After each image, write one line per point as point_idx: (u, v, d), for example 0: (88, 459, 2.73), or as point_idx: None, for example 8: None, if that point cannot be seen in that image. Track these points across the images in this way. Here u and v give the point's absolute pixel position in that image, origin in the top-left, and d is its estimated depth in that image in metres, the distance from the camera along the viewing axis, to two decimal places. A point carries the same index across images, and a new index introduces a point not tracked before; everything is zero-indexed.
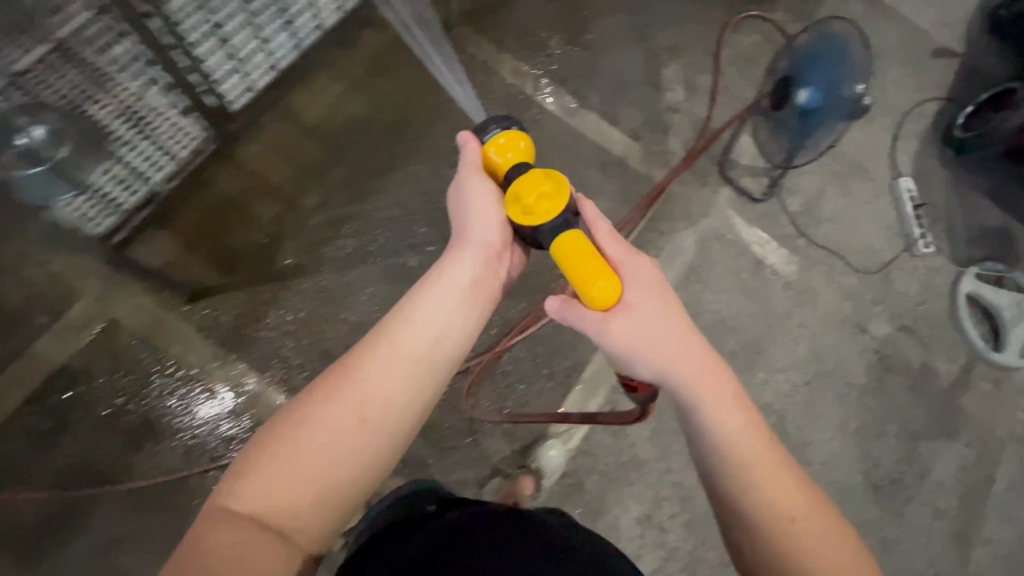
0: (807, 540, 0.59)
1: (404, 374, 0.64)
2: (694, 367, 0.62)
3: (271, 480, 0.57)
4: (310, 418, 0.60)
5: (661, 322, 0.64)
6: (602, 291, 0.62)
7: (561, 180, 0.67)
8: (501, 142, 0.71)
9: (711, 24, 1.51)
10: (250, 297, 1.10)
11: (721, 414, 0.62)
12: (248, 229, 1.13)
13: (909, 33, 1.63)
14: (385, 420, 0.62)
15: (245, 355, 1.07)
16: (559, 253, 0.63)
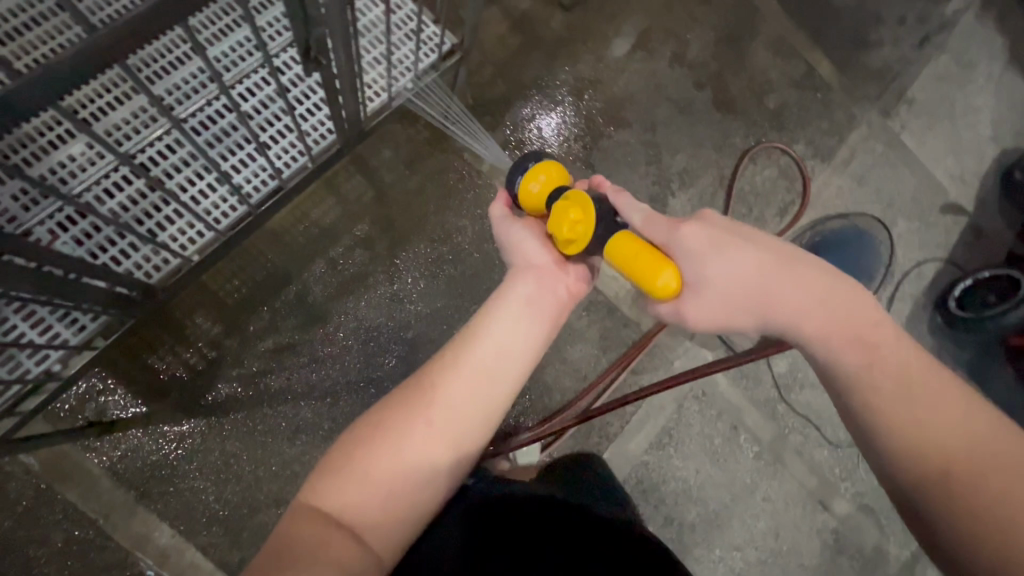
0: (969, 488, 0.55)
1: (470, 392, 0.66)
2: (787, 313, 0.65)
3: (357, 482, 0.61)
4: (382, 427, 0.64)
5: (746, 285, 0.67)
6: (665, 281, 0.66)
7: (585, 200, 0.70)
8: (537, 175, 0.75)
9: (729, 150, 1.40)
10: (176, 434, 0.96)
11: (822, 346, 0.64)
12: (181, 351, 0.98)
13: (923, 182, 1.57)
14: (457, 426, 0.66)
15: (161, 505, 0.94)
16: (612, 255, 0.68)
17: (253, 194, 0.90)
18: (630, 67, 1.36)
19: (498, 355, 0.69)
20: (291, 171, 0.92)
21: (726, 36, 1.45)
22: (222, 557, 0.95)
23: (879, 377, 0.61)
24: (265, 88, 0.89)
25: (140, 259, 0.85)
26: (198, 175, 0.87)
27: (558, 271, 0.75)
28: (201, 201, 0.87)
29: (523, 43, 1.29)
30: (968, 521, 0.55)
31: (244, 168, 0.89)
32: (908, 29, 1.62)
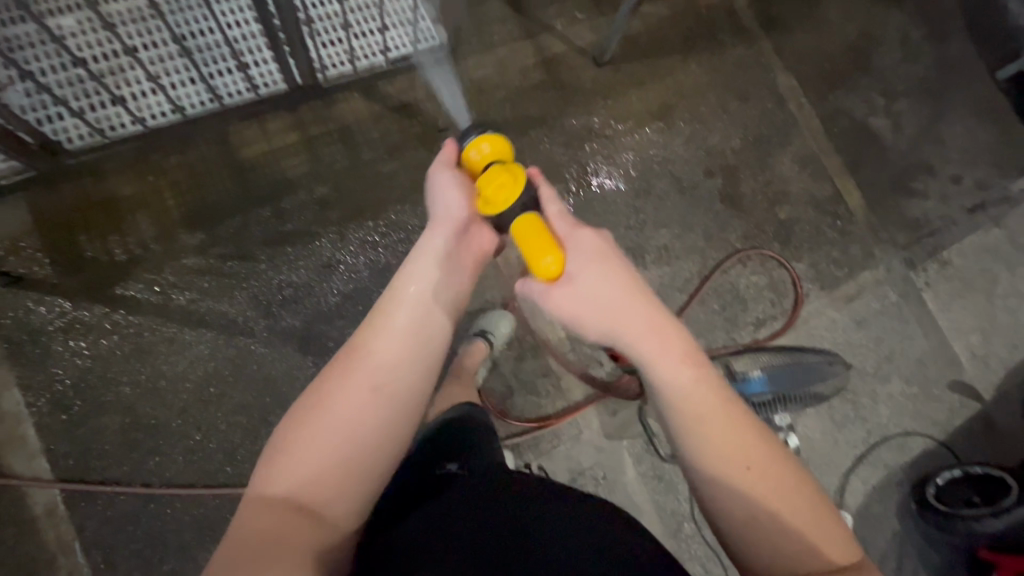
0: (760, 485, 0.62)
1: (401, 344, 0.69)
2: (637, 328, 0.68)
3: (303, 454, 0.62)
4: (321, 394, 0.65)
5: (608, 290, 0.69)
6: (549, 263, 0.67)
7: (519, 172, 0.71)
8: (478, 145, 0.73)
9: (721, 244, 1.34)
10: (70, 310, 1.00)
11: (668, 374, 0.67)
12: (108, 239, 1.03)
13: (938, 350, 1.41)
14: (396, 388, 0.67)
15: (23, 370, 0.97)
16: (517, 233, 0.69)
17: (191, 108, 1.05)
18: (643, 134, 1.36)
19: (432, 310, 0.72)
20: (234, 100, 1.07)
21: (754, 136, 1.43)
22: (55, 441, 0.95)
23: (697, 392, 0.66)
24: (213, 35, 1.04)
25: (62, 128, 0.99)
26: (134, 80, 1.02)
27: (474, 227, 0.76)
28: (136, 101, 1.03)
29: (544, 80, 1.33)
30: (761, 520, 0.62)
31: (182, 87, 1.04)
32: (961, 189, 1.52)
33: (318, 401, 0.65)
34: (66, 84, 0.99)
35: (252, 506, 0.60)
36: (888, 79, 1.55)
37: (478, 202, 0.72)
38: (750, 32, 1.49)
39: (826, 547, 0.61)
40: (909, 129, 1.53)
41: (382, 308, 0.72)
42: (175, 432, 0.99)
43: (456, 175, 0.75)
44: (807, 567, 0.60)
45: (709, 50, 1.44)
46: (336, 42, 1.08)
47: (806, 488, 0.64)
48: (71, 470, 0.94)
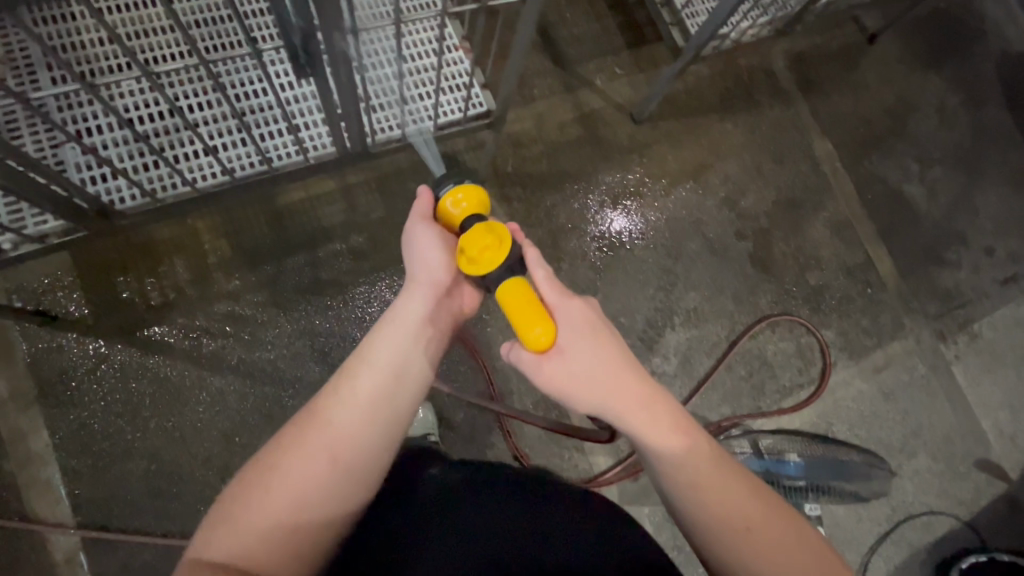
0: (762, 546, 0.62)
1: (364, 408, 0.63)
2: (628, 405, 0.66)
3: (249, 524, 0.57)
4: (272, 458, 0.60)
5: (598, 357, 0.67)
6: (539, 335, 0.64)
7: (501, 232, 0.68)
8: (455, 198, 0.73)
9: (750, 307, 1.33)
10: (102, 352, 1.00)
11: (660, 445, 0.66)
12: (145, 281, 1.03)
13: (966, 426, 1.38)
14: (359, 459, 0.61)
15: (52, 410, 0.97)
16: (504, 299, 0.65)
17: (240, 170, 0.99)
18: (676, 193, 1.36)
19: (405, 372, 0.66)
20: (284, 162, 1.00)
21: (787, 199, 1.42)
22: (80, 486, 0.95)
23: (691, 461, 0.66)
24: (265, 96, 0.98)
25: (109, 188, 0.93)
26: (185, 140, 0.96)
27: (456, 290, 0.74)
28: (185, 161, 0.97)
29: (580, 136, 1.33)
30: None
31: (233, 147, 0.98)
32: (994, 261, 1.50)
33: (268, 466, 0.60)
34: (113, 144, 0.93)
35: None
36: (924, 146, 1.54)
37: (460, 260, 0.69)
38: (787, 94, 1.49)
39: None
40: (944, 198, 1.52)
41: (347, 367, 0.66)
42: (198, 481, 0.99)
43: (440, 233, 0.73)
44: None
45: (746, 112, 1.44)
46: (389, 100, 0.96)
47: (805, 547, 0.64)
48: (96, 515, 0.94)
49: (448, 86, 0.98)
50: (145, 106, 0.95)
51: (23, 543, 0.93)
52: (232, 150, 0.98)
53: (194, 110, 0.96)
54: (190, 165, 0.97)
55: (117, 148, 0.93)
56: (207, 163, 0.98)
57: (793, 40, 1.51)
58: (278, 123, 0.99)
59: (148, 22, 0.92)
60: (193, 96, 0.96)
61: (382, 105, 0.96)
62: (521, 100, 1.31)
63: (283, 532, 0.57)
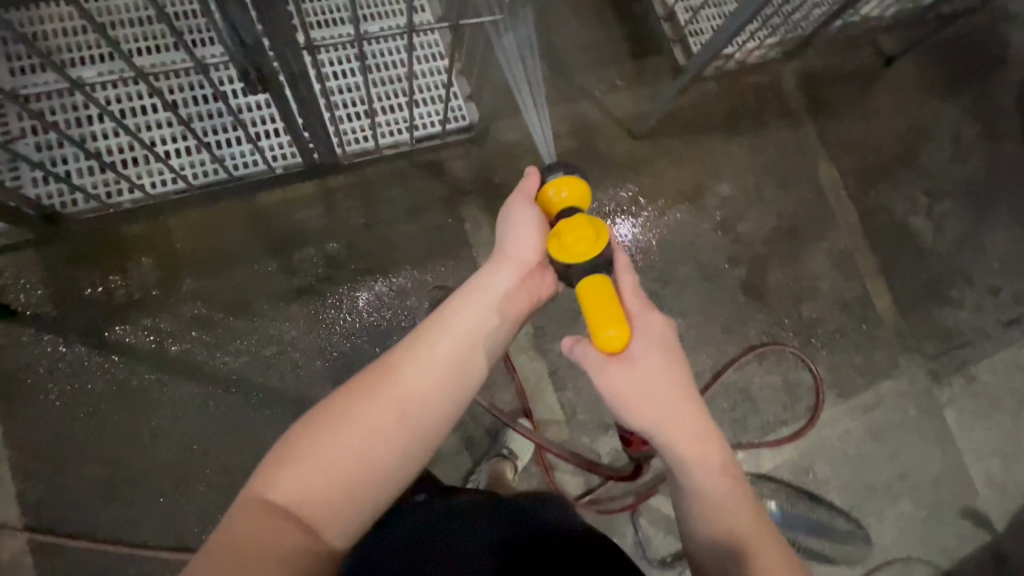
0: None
1: (440, 369, 0.61)
2: (685, 429, 0.62)
3: (316, 456, 0.54)
4: (345, 404, 0.57)
5: (666, 376, 0.63)
6: (613, 336, 0.60)
7: (602, 230, 0.65)
8: (556, 186, 0.67)
9: (738, 338, 1.29)
10: (59, 351, 0.97)
11: (707, 478, 0.61)
12: (110, 279, 1.00)
13: (954, 473, 1.34)
14: (427, 419, 0.59)
15: (6, 408, 0.94)
16: (584, 296, 0.62)
17: (196, 177, 0.90)
18: (671, 215, 1.31)
19: (477, 338, 0.64)
20: (243, 171, 0.91)
21: (787, 226, 1.37)
22: (31, 487, 0.94)
23: (737, 505, 0.61)
24: (211, 102, 0.89)
25: (55, 191, 0.88)
26: (127, 145, 0.89)
27: (538, 273, 0.71)
28: (136, 167, 0.90)
29: (575, 149, 1.28)
30: None
31: (183, 154, 0.90)
32: (998, 303, 1.45)
33: (341, 411, 0.56)
34: (48, 150, 0.86)
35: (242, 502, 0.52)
36: (935, 178, 1.47)
37: (549, 243, 0.65)
38: (797, 115, 1.43)
39: None
40: (951, 234, 1.46)
41: (425, 328, 0.63)
42: (153, 489, 0.97)
43: (535, 213, 0.69)
44: None
45: (750, 132, 1.39)
46: (358, 110, 0.91)
47: None
48: (46, 516, 0.93)
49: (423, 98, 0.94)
50: (79, 109, 0.86)
51: None
52: (182, 159, 0.90)
53: (134, 115, 0.88)
54: (137, 173, 0.89)
55: (58, 158, 0.86)
56: (157, 170, 0.90)
57: (806, 59, 1.45)
58: (232, 129, 0.90)
59: (65, 27, 0.84)
60: (129, 101, 0.88)
61: (351, 115, 0.91)
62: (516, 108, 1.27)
63: (346, 483, 0.54)
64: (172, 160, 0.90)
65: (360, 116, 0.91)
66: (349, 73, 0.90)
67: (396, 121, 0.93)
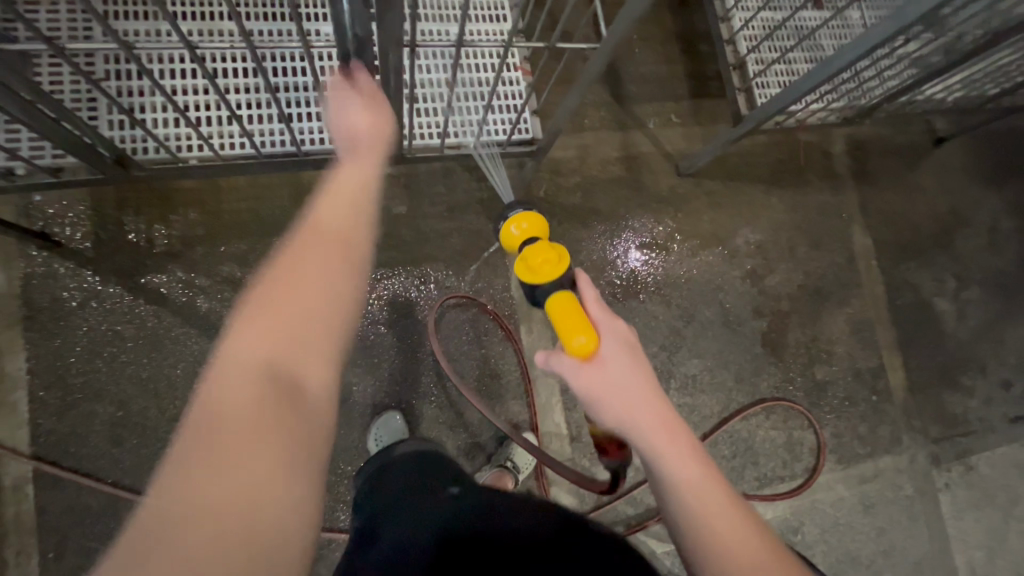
0: None
1: (348, 207, 0.55)
2: (656, 424, 0.58)
3: (259, 331, 0.46)
4: (252, 288, 0.49)
5: (639, 379, 0.60)
6: (581, 343, 0.60)
7: (563, 253, 0.68)
8: (517, 220, 0.70)
9: (750, 388, 1.30)
10: (95, 289, 0.99)
11: (688, 476, 0.56)
12: (156, 226, 1.02)
13: (939, 558, 1.34)
14: (355, 240, 0.53)
15: (36, 334, 0.96)
16: (551, 310, 0.63)
17: (264, 145, 0.92)
18: (703, 257, 1.32)
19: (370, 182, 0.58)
20: (312, 147, 0.93)
21: (814, 287, 1.38)
22: (43, 415, 0.95)
23: (718, 501, 0.55)
24: (300, 76, 0.93)
25: (129, 136, 0.90)
26: (210, 104, 0.91)
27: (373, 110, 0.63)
28: (211, 126, 0.92)
29: (621, 176, 1.30)
30: None
31: (263, 121, 0.93)
32: (1008, 397, 1.45)
33: (252, 290, 0.48)
34: (133, 96, 0.89)
35: (168, 470, 0.40)
36: (965, 264, 1.48)
37: (520, 269, 0.68)
38: (840, 180, 1.44)
39: None
40: (972, 321, 1.47)
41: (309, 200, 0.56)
42: (162, 438, 0.98)
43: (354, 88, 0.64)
44: None
45: (793, 189, 1.40)
46: (434, 107, 0.93)
47: None
48: (54, 445, 0.94)
49: (499, 106, 0.95)
50: (173, 62, 0.90)
51: None
52: (257, 125, 0.92)
53: (224, 76, 0.91)
54: (211, 132, 0.91)
55: (143, 106, 0.90)
56: (231, 131, 0.92)
57: (859, 126, 1.47)
58: (313, 106, 0.94)
59: None
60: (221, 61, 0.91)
61: (426, 110, 0.93)
62: (570, 128, 1.29)
63: (291, 335, 0.46)
64: (249, 126, 0.92)
65: (435, 112, 0.94)
66: (436, 69, 0.93)
67: (466, 124, 0.94)
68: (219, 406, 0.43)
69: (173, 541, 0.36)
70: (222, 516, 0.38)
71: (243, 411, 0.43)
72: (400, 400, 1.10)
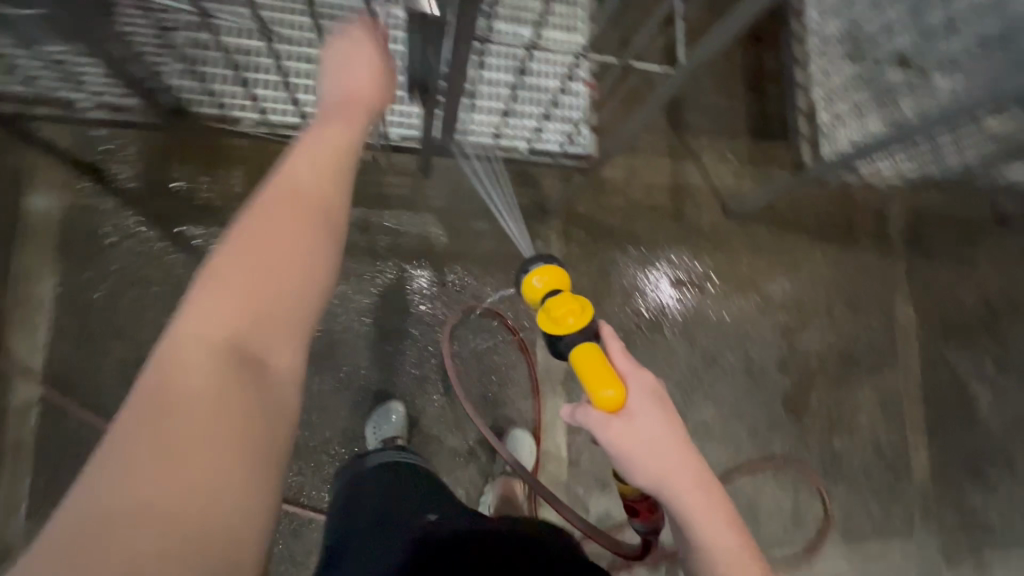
0: None
1: (318, 177, 0.50)
2: (684, 484, 0.55)
3: (213, 311, 0.43)
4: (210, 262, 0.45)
5: (668, 435, 0.57)
6: (609, 397, 0.56)
7: (587, 308, 0.62)
8: (540, 272, 0.64)
9: (762, 444, 1.25)
10: (129, 231, 1.00)
11: (717, 540, 0.54)
12: (199, 179, 1.03)
13: None
14: (323, 215, 0.49)
15: (67, 265, 0.98)
16: (577, 365, 0.58)
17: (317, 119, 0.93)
18: (736, 301, 1.28)
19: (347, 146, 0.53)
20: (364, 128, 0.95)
21: (846, 352, 1.32)
22: (62, 343, 0.96)
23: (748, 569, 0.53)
24: None
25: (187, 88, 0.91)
26: (266, 68, 0.90)
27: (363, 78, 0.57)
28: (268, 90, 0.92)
29: (665, 206, 1.27)
30: None
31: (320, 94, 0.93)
32: None
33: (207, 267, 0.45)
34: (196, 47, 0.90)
35: (112, 469, 0.37)
36: (1010, 356, 1.41)
37: (542, 320, 0.62)
38: (891, 247, 1.39)
39: None
40: (1009, 417, 1.38)
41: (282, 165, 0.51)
42: None
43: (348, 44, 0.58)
44: None
45: (841, 248, 1.35)
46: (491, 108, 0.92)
47: None
48: (64, 376, 0.95)
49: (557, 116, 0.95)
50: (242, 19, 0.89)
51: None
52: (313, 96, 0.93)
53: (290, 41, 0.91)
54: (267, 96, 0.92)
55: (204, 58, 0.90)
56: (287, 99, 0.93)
57: (920, 193, 1.41)
58: None
59: None
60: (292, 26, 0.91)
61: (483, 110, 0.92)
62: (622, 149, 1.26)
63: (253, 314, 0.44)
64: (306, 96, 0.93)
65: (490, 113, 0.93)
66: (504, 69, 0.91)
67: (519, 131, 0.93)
68: (170, 394, 0.40)
69: (117, 535, 0.34)
70: (175, 505, 0.36)
71: (198, 400, 0.40)
72: (407, 391, 1.09)
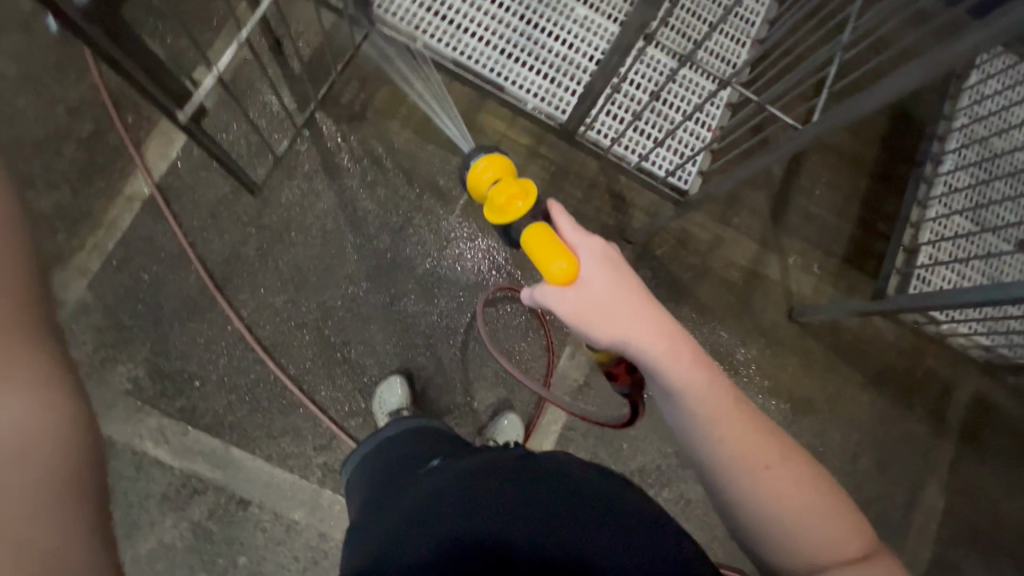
0: (776, 482, 0.58)
1: None
2: (648, 335, 0.63)
3: None
4: None
5: (624, 296, 0.64)
6: (560, 268, 0.61)
7: (530, 188, 0.67)
8: (482, 165, 0.69)
9: (733, 552, 1.20)
10: (276, 100, 1.12)
11: (684, 377, 0.62)
12: (351, 84, 1.16)
13: None
14: None
15: (218, 105, 1.12)
16: (527, 243, 0.63)
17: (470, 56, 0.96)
18: (764, 401, 1.27)
19: None
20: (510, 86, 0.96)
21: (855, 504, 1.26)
22: (183, 164, 1.10)
23: (708, 401, 0.62)
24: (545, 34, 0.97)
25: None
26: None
27: None
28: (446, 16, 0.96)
29: (735, 284, 1.28)
30: (789, 520, 0.57)
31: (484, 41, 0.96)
32: None
33: None
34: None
35: None
36: None
37: (488, 209, 0.69)
38: (948, 427, 1.31)
39: (835, 524, 0.57)
40: None
41: None
42: (246, 235, 1.11)
43: None
44: (829, 546, 0.56)
45: (892, 402, 1.30)
46: (618, 116, 1.00)
47: (817, 487, 0.59)
48: (172, 190, 1.09)
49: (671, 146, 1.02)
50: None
51: (119, 160, 1.08)
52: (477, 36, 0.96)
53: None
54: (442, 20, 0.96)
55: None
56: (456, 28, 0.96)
57: (996, 388, 1.32)
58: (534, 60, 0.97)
59: None
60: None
61: (613, 114, 1.00)
62: (716, 217, 1.30)
63: None
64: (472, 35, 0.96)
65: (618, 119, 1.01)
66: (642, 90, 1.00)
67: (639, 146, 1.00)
68: None
69: None
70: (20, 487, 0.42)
71: None
72: (430, 334, 1.14)
